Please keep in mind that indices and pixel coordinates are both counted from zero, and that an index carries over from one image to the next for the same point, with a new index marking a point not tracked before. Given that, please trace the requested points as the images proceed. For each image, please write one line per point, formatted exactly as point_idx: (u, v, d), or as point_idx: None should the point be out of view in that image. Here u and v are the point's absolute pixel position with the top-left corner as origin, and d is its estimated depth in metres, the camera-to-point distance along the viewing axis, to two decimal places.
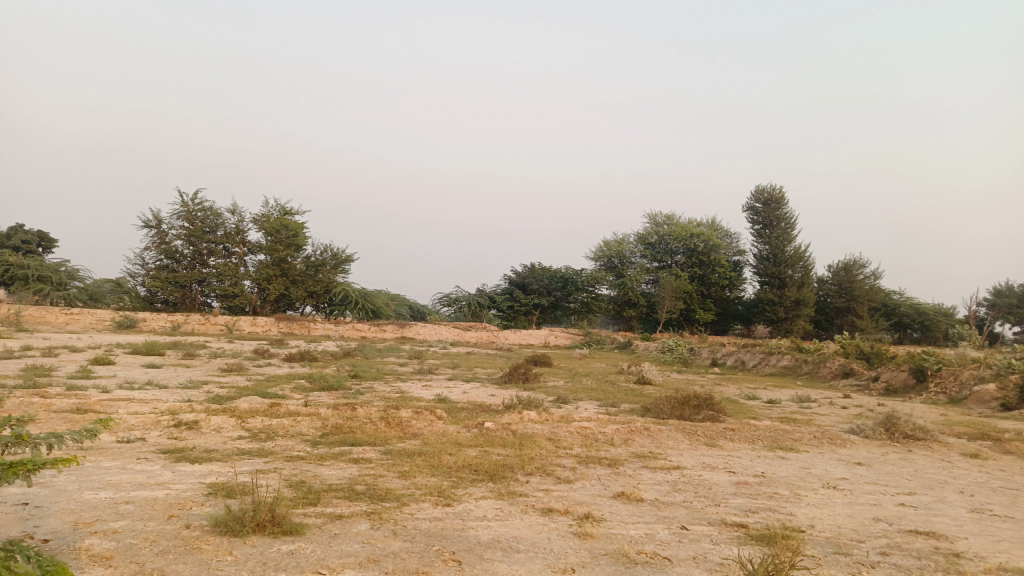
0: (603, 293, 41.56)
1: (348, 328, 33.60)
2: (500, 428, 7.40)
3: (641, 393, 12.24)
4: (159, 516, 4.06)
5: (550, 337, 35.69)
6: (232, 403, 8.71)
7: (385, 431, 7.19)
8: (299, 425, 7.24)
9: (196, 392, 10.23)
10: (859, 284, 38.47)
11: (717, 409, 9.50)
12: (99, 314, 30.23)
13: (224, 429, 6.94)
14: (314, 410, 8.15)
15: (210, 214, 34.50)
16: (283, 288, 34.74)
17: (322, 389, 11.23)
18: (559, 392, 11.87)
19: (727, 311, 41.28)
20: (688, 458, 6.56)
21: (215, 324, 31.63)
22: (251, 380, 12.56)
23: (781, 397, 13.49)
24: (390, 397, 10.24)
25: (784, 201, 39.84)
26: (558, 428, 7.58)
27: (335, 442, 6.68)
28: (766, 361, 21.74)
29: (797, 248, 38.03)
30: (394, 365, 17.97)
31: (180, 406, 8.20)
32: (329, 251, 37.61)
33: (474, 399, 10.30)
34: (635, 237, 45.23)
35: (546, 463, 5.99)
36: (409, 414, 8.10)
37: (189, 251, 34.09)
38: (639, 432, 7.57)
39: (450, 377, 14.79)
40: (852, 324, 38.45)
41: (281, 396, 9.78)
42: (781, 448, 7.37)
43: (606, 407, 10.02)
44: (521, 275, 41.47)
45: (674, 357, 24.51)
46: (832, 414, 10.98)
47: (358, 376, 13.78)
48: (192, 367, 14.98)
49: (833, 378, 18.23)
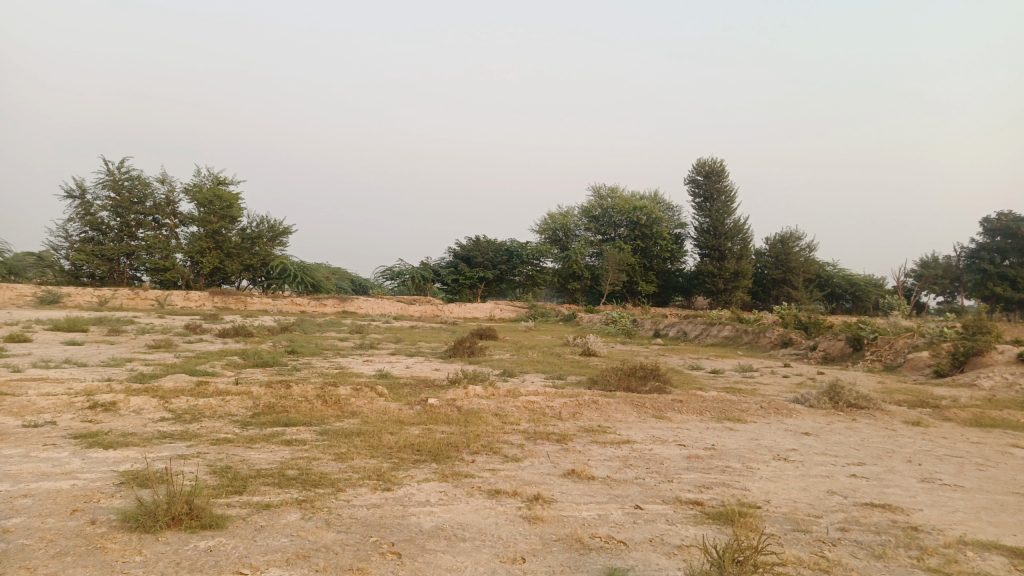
0: (547, 266, 41.49)
1: (287, 303, 32.65)
2: (444, 404, 7.10)
3: (587, 365, 12.10)
4: (59, 512, 3.59)
5: (495, 310, 35.48)
6: (156, 382, 8.15)
7: (321, 410, 6.80)
8: (228, 405, 6.79)
9: (119, 370, 9.59)
10: (795, 257, 39.31)
11: (663, 380, 9.42)
12: (19, 289, 28.58)
13: (145, 411, 6.44)
14: (245, 388, 7.69)
15: (137, 184, 32.84)
16: (217, 261, 33.48)
17: (257, 365, 10.73)
18: (504, 365, 11.63)
19: (668, 282, 41.76)
20: (639, 432, 6.39)
21: (146, 299, 30.29)
22: (180, 356, 11.92)
23: (725, 367, 13.56)
24: (329, 373, 9.82)
25: (725, 174, 40.25)
26: (504, 402, 7.31)
27: (268, 422, 6.26)
28: (708, 332, 21.98)
29: (737, 221, 38.59)
30: (334, 339, 17.45)
31: (97, 386, 7.61)
32: (266, 223, 36.36)
33: (417, 374, 9.98)
34: (580, 209, 45.19)
35: (493, 440, 5.71)
36: (347, 391, 7.72)
37: (116, 222, 32.43)
38: (587, 406, 7.37)
39: (393, 351, 14.40)
40: (788, 295, 39.40)
41: (212, 374, 9.25)
42: (729, 419, 7.29)
43: (553, 380, 9.82)
44: (465, 248, 40.98)
45: (618, 328, 24.60)
46: (775, 383, 11.06)
47: (297, 352, 13.27)
48: (117, 344, 14.16)
49: (772, 348, 18.53)
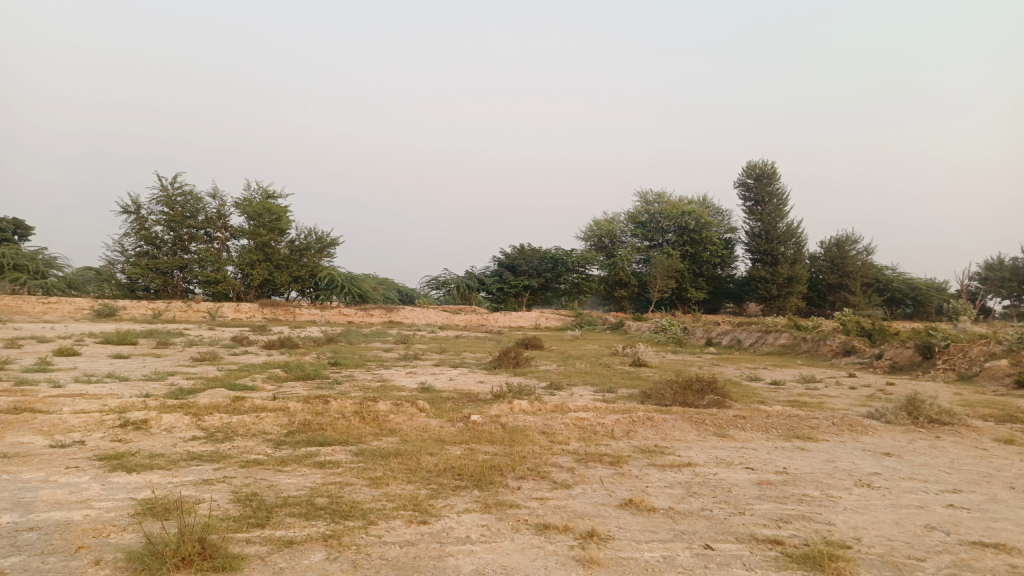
0: (593, 273, 40.79)
1: (334, 313, 32.76)
2: (489, 421, 6.64)
3: (639, 377, 11.51)
4: (63, 550, 3.26)
5: (540, 318, 35.01)
6: (192, 397, 7.91)
7: (359, 427, 6.43)
8: (262, 423, 6.46)
9: (160, 385, 9.43)
10: (852, 260, 37.88)
11: (722, 393, 8.83)
12: (78, 302, 29.30)
13: (177, 429, 6.17)
14: (281, 404, 7.37)
15: (190, 198, 33.43)
16: (267, 273, 33.82)
17: (298, 378, 10.46)
18: (551, 377, 11.11)
19: (719, 289, 40.67)
20: (701, 453, 5.85)
21: (198, 311, 30.73)
22: (222, 369, 11.75)
23: (786, 377, 12.80)
24: (370, 386, 9.47)
25: (776, 176, 39.06)
26: (552, 419, 6.83)
27: (302, 441, 5.91)
28: (763, 340, 21.09)
29: (790, 224, 37.41)
30: (378, 351, 17.21)
31: (133, 402, 7.40)
32: (314, 234, 36.63)
33: (461, 387, 9.57)
34: (626, 215, 44.45)
35: (540, 463, 5.24)
36: (387, 406, 7.35)
37: (170, 236, 33.04)
38: (642, 423, 6.83)
39: (437, 363, 14.07)
40: (845, 300, 37.94)
41: (251, 388, 8.98)
42: (799, 437, 6.67)
43: (603, 393, 9.30)
44: (509, 256, 40.62)
45: (668, 337, 23.88)
46: (843, 396, 10.30)
47: (340, 363, 13.01)
48: (163, 357, 14.13)
49: (834, 356, 17.61)
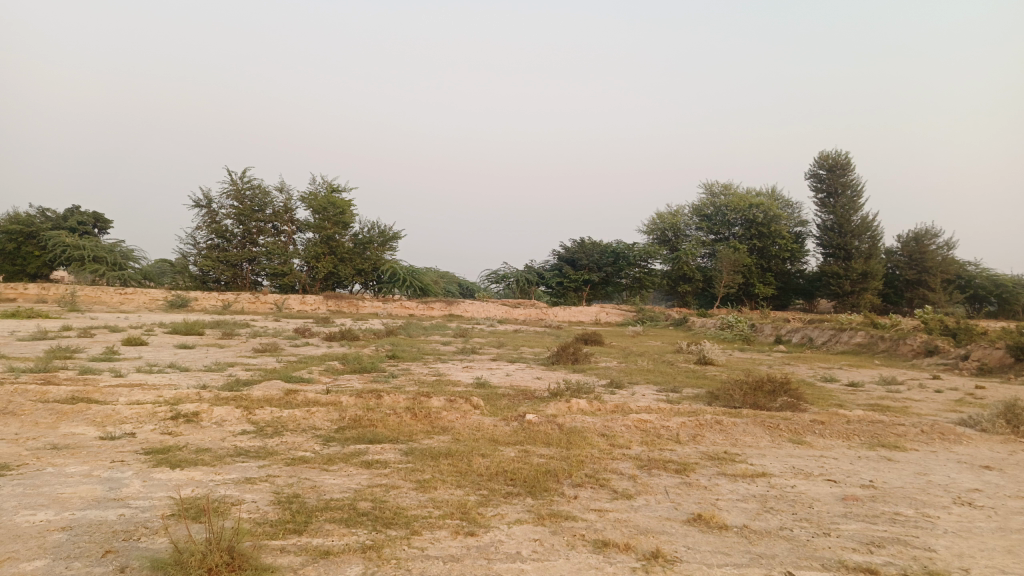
0: (656, 268, 39.90)
1: (396, 306, 32.99)
2: (545, 421, 6.30)
3: (704, 376, 10.97)
4: (90, 553, 3.07)
5: (601, 313, 34.44)
6: (247, 389, 7.83)
7: (410, 424, 6.18)
8: (312, 417, 6.29)
9: (219, 375, 9.43)
10: (932, 255, 35.98)
11: (795, 395, 8.27)
12: (152, 293, 30.29)
13: (227, 423, 6.05)
14: (334, 398, 7.19)
15: (258, 193, 34.13)
16: (331, 266, 34.30)
17: (354, 371, 10.33)
18: (611, 374, 10.69)
19: (788, 285, 39.26)
20: (776, 462, 5.37)
21: (265, 302, 31.39)
22: (281, 361, 11.75)
23: (864, 379, 12.03)
24: (426, 381, 9.25)
25: (851, 167, 37.41)
26: (611, 420, 6.44)
27: (351, 438, 5.69)
28: (837, 338, 20.10)
29: (864, 218, 35.77)
30: (436, 344, 17.07)
31: (188, 393, 7.35)
32: (376, 228, 36.95)
33: (518, 383, 9.26)
34: (690, 208, 43.37)
35: (599, 469, 4.87)
36: (441, 402, 7.09)
37: (239, 230, 33.83)
38: (710, 427, 6.38)
39: (494, 357, 13.81)
40: (923, 297, 36.10)
41: (307, 381, 8.88)
42: (883, 447, 6.11)
43: (666, 393, 8.84)
44: (570, 250, 40.15)
45: (734, 334, 23.05)
46: (928, 400, 9.56)
47: (397, 356, 12.88)
48: (226, 347, 14.29)
49: (914, 356, 16.58)
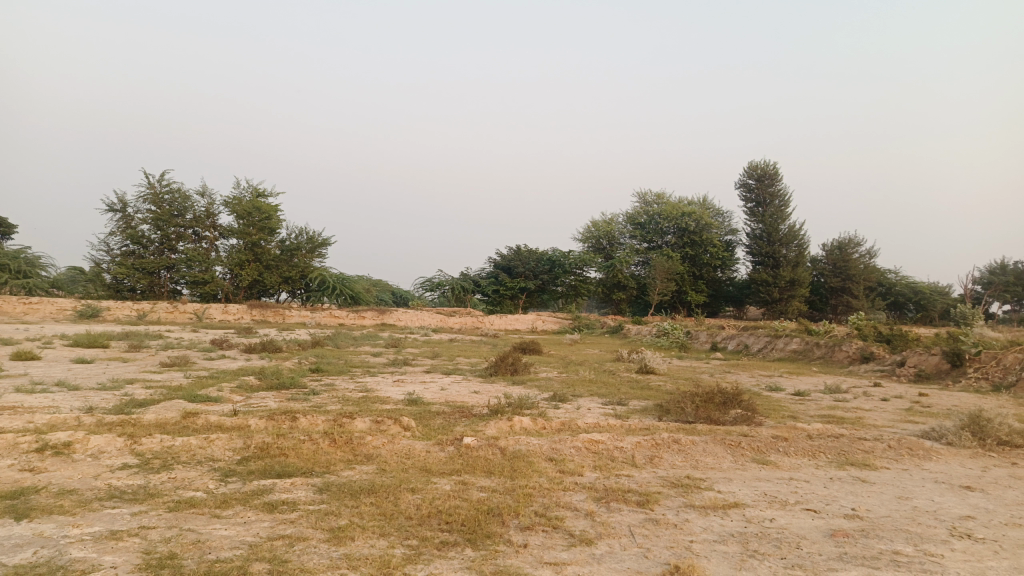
0: (590, 275, 39.60)
1: (325, 315, 31.66)
2: (484, 445, 5.56)
3: (649, 386, 10.43)
4: None
5: (537, 321, 33.93)
6: (140, 412, 6.78)
7: (328, 452, 5.32)
8: (211, 446, 5.35)
9: (112, 395, 8.28)
10: (855, 263, 36.89)
11: (749, 408, 7.76)
12: (60, 303, 28.11)
13: (106, 455, 5.07)
14: (241, 421, 6.26)
15: (178, 197, 32.26)
16: (256, 274, 32.71)
17: (270, 388, 9.29)
18: (552, 387, 9.99)
19: (719, 292, 39.54)
20: (745, 489, 4.77)
21: (184, 312, 29.63)
22: (190, 377, 10.58)
23: (809, 388, 11.73)
24: (350, 398, 8.34)
25: (779, 178, 38.08)
26: (559, 441, 5.73)
27: (255, 472, 4.80)
28: (773, 345, 20.02)
29: (792, 226, 36.42)
30: (365, 356, 16.07)
31: (65, 417, 6.26)
32: (305, 234, 35.45)
33: (453, 398, 8.47)
34: (624, 216, 43.43)
35: (551, 506, 4.14)
36: (366, 424, 6.24)
37: (156, 236, 31.86)
38: (667, 447, 5.75)
39: (428, 369, 12.96)
40: (847, 304, 36.99)
41: (214, 400, 7.85)
42: (853, 465, 5.62)
43: (614, 407, 8.20)
44: (505, 258, 39.48)
45: (671, 341, 22.80)
46: (878, 410, 9.24)
47: (321, 370, 11.88)
48: (130, 362, 12.93)
49: (850, 363, 16.55)
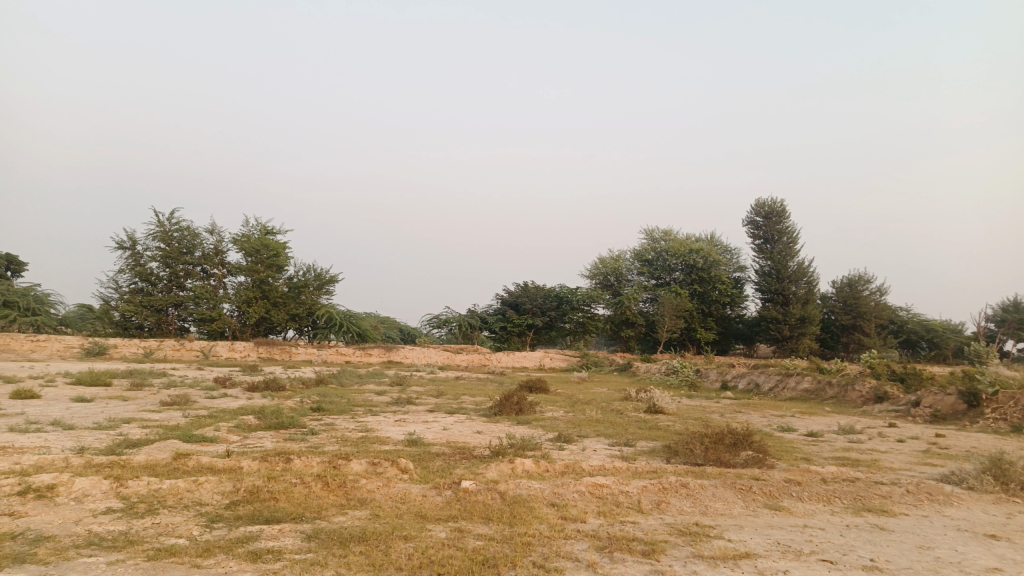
0: (598, 312, 39.37)
1: (332, 352, 31.50)
2: (483, 489, 5.34)
3: (657, 426, 10.16)
4: None
5: (545, 359, 33.66)
6: (131, 453, 6.59)
7: (320, 496, 5.10)
8: (200, 489, 5.15)
9: (107, 435, 8.09)
10: (865, 301, 36.56)
11: (760, 449, 7.50)
12: (67, 340, 28.09)
13: (90, 498, 4.88)
14: (234, 462, 6.06)
15: (187, 234, 32.43)
16: (264, 311, 32.67)
17: (269, 428, 9.10)
18: (557, 426, 9.74)
19: (728, 329, 39.20)
20: (756, 537, 4.53)
21: (191, 350, 29.55)
22: (189, 416, 10.40)
23: (822, 428, 11.42)
24: (349, 438, 8.13)
25: (786, 215, 38.00)
26: (562, 485, 5.50)
27: (243, 517, 4.60)
28: (784, 384, 19.67)
29: (800, 263, 36.22)
30: (369, 394, 15.84)
31: (54, 458, 6.07)
32: (313, 271, 35.50)
33: (455, 439, 8.24)
34: (632, 253, 43.34)
35: (550, 557, 3.92)
36: (362, 466, 6.03)
37: (165, 273, 31.96)
38: (675, 491, 5.51)
39: (431, 408, 12.73)
40: (859, 342, 36.55)
41: (210, 441, 7.66)
42: (870, 511, 5.36)
43: (620, 449, 7.94)
44: (513, 295, 39.36)
45: (680, 379, 22.48)
46: (894, 451, 8.94)
47: (323, 409, 11.67)
48: (131, 400, 12.76)
49: (863, 403, 16.18)
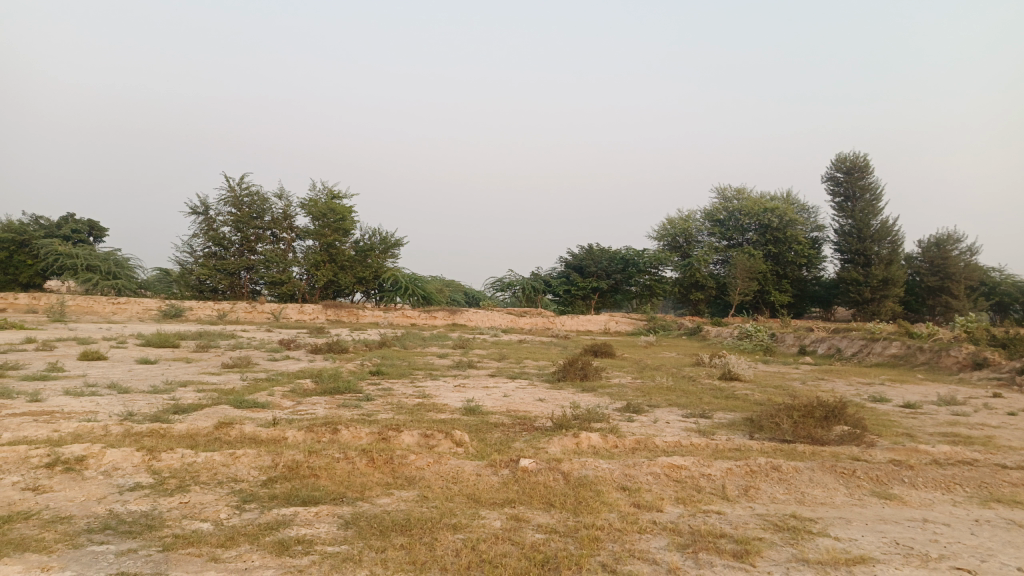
0: (666, 275, 38.13)
1: (397, 315, 31.50)
2: (544, 468, 4.74)
3: (735, 395, 9.40)
4: None
5: (611, 322, 32.90)
6: (176, 420, 6.27)
7: (364, 474, 4.61)
8: (236, 464, 4.73)
9: (159, 399, 7.85)
10: (955, 261, 34.20)
11: (856, 424, 6.68)
12: (145, 303, 28.87)
13: (122, 472, 4.53)
14: (278, 432, 5.66)
15: (257, 199, 32.72)
16: (331, 274, 32.86)
17: (323, 393, 8.73)
18: (625, 394, 9.08)
19: (804, 292, 37.42)
20: (868, 536, 3.80)
21: (262, 312, 30.00)
22: (246, 380, 10.18)
23: (919, 398, 10.42)
24: (404, 405, 7.68)
25: (870, 169, 35.73)
26: (633, 465, 4.87)
27: (278, 498, 4.14)
28: (869, 349, 18.39)
29: (884, 222, 34.04)
30: (431, 357, 15.49)
31: (95, 426, 5.77)
32: (379, 235, 35.48)
33: (515, 407, 7.69)
34: (702, 213, 41.74)
35: (622, 558, 3.29)
36: (412, 439, 5.53)
37: (236, 237, 32.39)
38: (765, 475, 4.80)
39: (493, 372, 12.25)
40: (946, 305, 34.33)
41: (260, 407, 7.33)
42: (1000, 503, 4.53)
43: (695, 421, 7.24)
44: (578, 257, 38.55)
45: (754, 344, 21.41)
46: (1010, 427, 7.93)
47: (382, 373, 11.31)
48: (194, 363, 12.72)
49: (959, 370, 14.90)
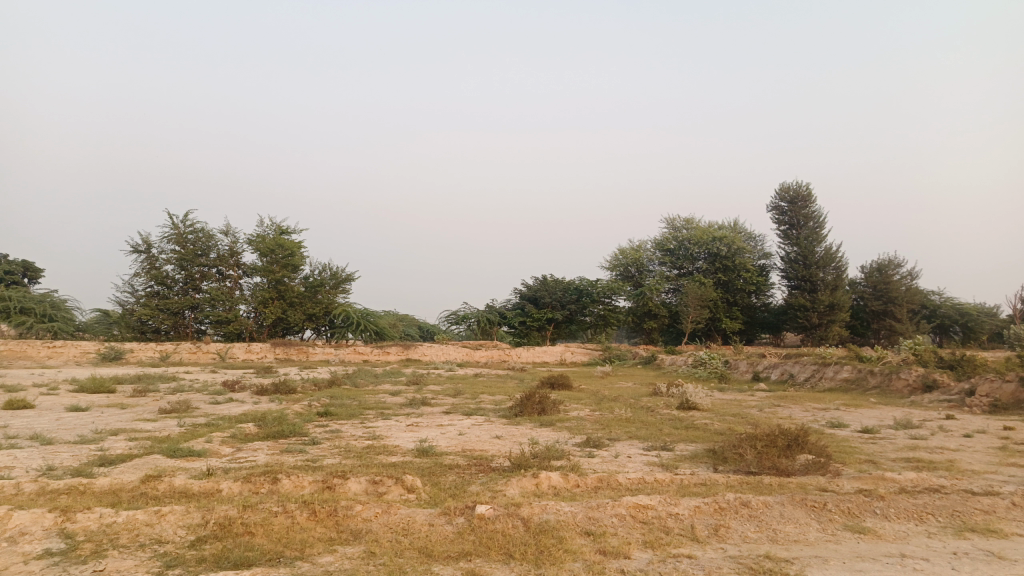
0: (620, 305, 38.26)
1: (349, 351, 30.76)
2: (502, 514, 4.41)
3: (694, 425, 9.20)
4: None
5: (566, 353, 32.73)
6: (100, 474, 5.74)
7: (305, 529, 4.22)
8: (163, 523, 4.28)
9: (85, 451, 7.27)
10: (896, 285, 35.14)
11: (820, 453, 6.52)
12: (84, 345, 27.62)
13: (28, 539, 4.03)
14: (213, 483, 5.20)
15: (202, 236, 31.81)
16: (280, 311, 32.00)
17: (267, 438, 8.23)
18: (584, 428, 8.80)
19: (754, 319, 37.96)
20: None
21: (207, 352, 28.93)
22: (184, 425, 9.58)
23: (876, 422, 10.40)
24: (353, 448, 7.25)
25: (812, 199, 36.67)
26: (596, 507, 4.58)
27: (207, 561, 3.72)
28: (821, 374, 18.53)
29: (828, 249, 34.85)
30: (383, 395, 15.00)
31: (5, 484, 5.23)
32: (329, 270, 34.82)
33: (471, 446, 7.34)
34: (653, 243, 42.17)
35: None
36: (360, 486, 5.15)
37: (180, 276, 31.34)
38: (734, 512, 4.56)
39: (448, 409, 11.85)
40: (890, 328, 35.16)
41: (195, 456, 6.81)
42: (975, 533, 4.37)
43: (657, 454, 6.99)
44: (532, 288, 38.44)
45: (709, 372, 21.44)
46: (968, 450, 7.89)
47: (330, 414, 10.82)
48: (129, 408, 12.00)
49: (910, 393, 15.06)
